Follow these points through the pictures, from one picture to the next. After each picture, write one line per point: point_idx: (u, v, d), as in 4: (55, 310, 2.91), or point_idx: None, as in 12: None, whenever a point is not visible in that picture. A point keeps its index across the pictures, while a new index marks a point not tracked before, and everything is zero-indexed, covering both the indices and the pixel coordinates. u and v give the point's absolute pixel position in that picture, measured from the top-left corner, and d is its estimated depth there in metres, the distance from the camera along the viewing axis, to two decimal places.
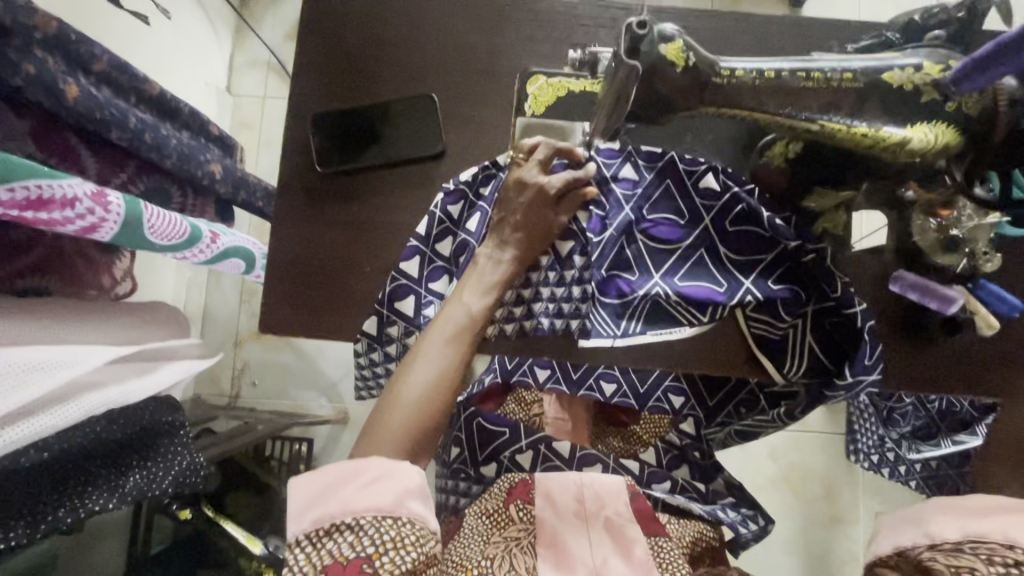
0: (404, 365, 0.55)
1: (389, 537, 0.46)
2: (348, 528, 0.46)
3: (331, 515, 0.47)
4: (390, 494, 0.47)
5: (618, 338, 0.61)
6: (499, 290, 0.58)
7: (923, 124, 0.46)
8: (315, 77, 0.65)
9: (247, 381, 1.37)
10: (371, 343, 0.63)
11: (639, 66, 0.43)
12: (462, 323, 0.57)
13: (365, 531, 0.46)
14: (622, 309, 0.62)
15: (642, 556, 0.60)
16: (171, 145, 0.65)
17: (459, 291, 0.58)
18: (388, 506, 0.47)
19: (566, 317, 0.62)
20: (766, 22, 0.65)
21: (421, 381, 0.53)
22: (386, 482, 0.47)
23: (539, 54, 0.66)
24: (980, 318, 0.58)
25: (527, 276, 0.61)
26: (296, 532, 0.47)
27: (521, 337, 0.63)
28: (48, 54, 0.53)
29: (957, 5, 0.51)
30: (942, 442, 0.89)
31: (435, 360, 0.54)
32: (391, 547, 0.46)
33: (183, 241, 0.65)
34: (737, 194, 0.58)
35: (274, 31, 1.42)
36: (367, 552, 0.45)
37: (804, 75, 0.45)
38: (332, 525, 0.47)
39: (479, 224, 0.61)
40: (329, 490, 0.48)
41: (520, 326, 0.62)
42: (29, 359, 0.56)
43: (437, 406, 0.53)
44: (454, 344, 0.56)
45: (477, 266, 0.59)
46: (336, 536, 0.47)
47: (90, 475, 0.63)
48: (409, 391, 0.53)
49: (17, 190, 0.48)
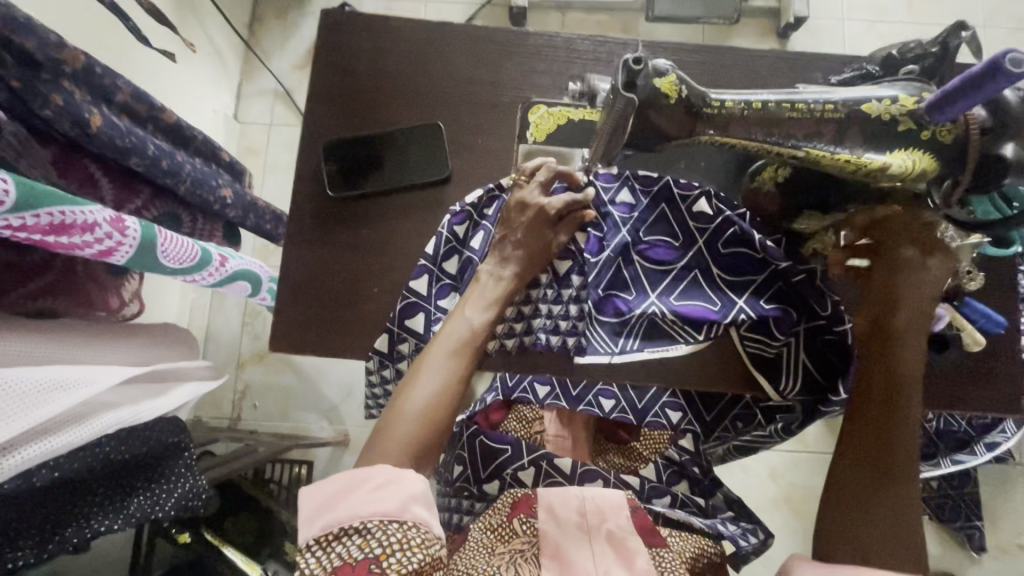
0: (406, 380, 0.56)
1: (395, 539, 0.47)
2: (355, 532, 0.47)
3: (340, 519, 0.48)
4: (396, 498, 0.48)
5: (616, 355, 0.63)
6: (500, 306, 0.60)
7: (902, 151, 0.48)
8: (328, 107, 0.68)
9: (248, 404, 1.38)
10: (384, 360, 0.65)
11: (636, 99, 0.46)
12: (463, 336, 0.58)
13: (373, 534, 0.47)
14: (620, 327, 0.64)
15: (644, 567, 0.61)
16: (186, 170, 0.67)
17: (461, 306, 0.60)
18: (395, 509, 0.48)
19: (562, 334, 0.64)
20: (753, 55, 0.69)
21: (426, 393, 0.55)
22: (390, 488, 0.49)
23: (540, 86, 0.69)
24: (968, 335, 0.60)
25: (527, 293, 0.64)
26: (306, 537, 0.48)
27: (522, 352, 0.65)
28: (75, 85, 0.55)
29: (930, 40, 0.55)
30: (942, 462, 1.04)
31: (437, 373, 0.56)
32: (398, 548, 0.47)
33: (194, 264, 0.67)
34: (730, 218, 0.61)
35: (283, 62, 1.48)
36: (375, 554, 0.46)
37: (788, 105, 0.48)
38: (340, 530, 0.48)
39: (482, 243, 0.64)
40: (335, 498, 0.49)
41: (521, 341, 0.64)
42: (50, 378, 0.59)
43: (439, 417, 0.54)
44: (456, 358, 0.57)
45: (479, 282, 0.61)
46: (344, 539, 0.48)
47: (95, 498, 0.64)
48: (413, 402, 0.54)
49: (42, 216, 0.50)
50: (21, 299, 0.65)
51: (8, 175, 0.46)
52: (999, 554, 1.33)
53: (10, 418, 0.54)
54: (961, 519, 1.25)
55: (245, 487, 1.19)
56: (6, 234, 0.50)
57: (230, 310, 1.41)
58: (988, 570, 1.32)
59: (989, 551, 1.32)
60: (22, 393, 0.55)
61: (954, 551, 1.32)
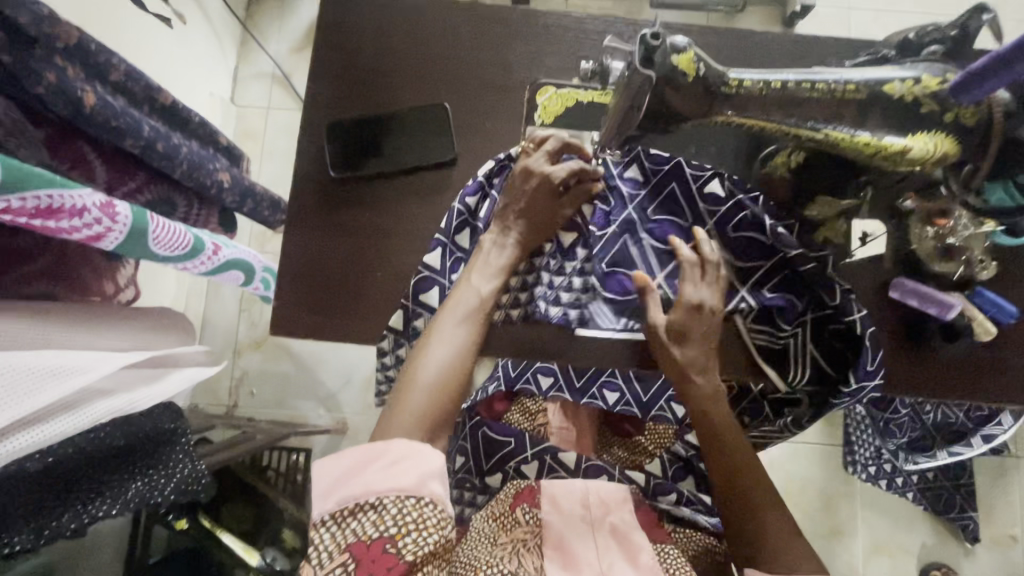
0: (418, 350, 0.56)
1: (412, 519, 0.46)
2: (371, 507, 0.46)
3: (354, 496, 0.47)
4: (411, 474, 0.47)
5: (619, 332, 0.63)
6: (506, 275, 0.60)
7: (923, 134, 0.47)
8: (329, 86, 0.67)
9: (246, 391, 1.37)
10: (399, 339, 0.64)
11: (654, 76, 0.44)
12: (474, 305, 0.59)
13: (388, 510, 0.46)
14: (623, 304, 0.63)
15: (649, 562, 0.61)
16: (183, 153, 0.64)
17: (468, 276, 0.60)
18: (410, 484, 0.47)
19: (566, 307, 0.63)
20: (765, 39, 0.68)
21: (439, 359, 0.55)
22: (408, 461, 0.48)
23: (549, 68, 0.68)
24: (980, 324, 0.61)
25: (531, 263, 0.63)
26: (321, 513, 0.47)
27: (527, 324, 0.64)
28: (67, 62, 0.52)
29: (951, 24, 0.54)
30: (937, 454, 1.05)
31: (449, 342, 0.57)
32: (414, 529, 0.46)
33: (183, 252, 0.63)
34: (741, 201, 0.61)
35: (280, 45, 1.45)
36: (390, 533, 0.45)
37: (808, 85, 0.46)
38: (356, 505, 0.47)
39: (488, 212, 0.64)
40: (351, 474, 0.48)
41: (525, 311, 0.63)
42: (48, 364, 0.57)
43: (453, 385, 0.55)
44: (467, 325, 0.58)
45: (482, 251, 0.61)
46: (359, 515, 0.47)
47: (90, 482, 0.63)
48: (426, 371, 0.54)
49: (28, 199, 0.45)
50: (15, 284, 0.63)
51: None
52: (993, 546, 1.33)
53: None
54: (955, 510, 1.27)
55: (242, 475, 1.18)
56: None
57: (227, 297, 1.39)
58: (982, 561, 1.33)
59: (983, 542, 1.33)
60: (15, 381, 0.54)
61: (948, 543, 1.33)
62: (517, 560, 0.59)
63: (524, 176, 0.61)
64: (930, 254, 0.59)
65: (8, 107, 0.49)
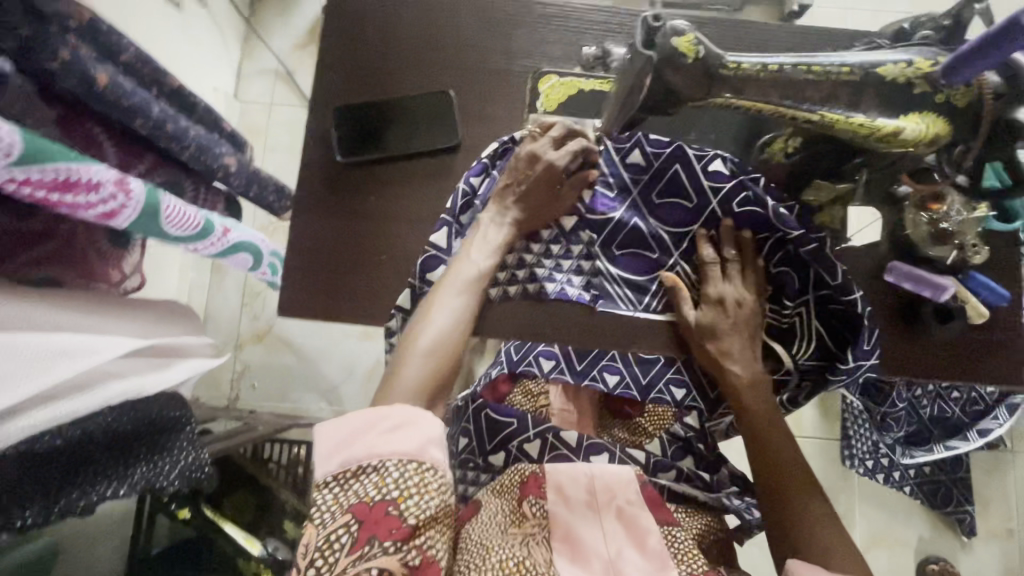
0: (416, 318, 0.57)
1: (413, 482, 0.47)
2: (373, 470, 0.47)
3: (358, 458, 0.48)
4: (413, 440, 0.48)
5: (640, 311, 0.67)
6: (503, 252, 0.62)
7: (915, 116, 0.48)
8: (336, 72, 0.68)
9: (247, 383, 1.38)
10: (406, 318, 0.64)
11: (655, 56, 0.45)
12: (473, 277, 0.60)
13: (390, 472, 0.47)
14: (643, 284, 0.67)
15: (656, 547, 0.62)
16: (190, 135, 0.65)
17: (466, 251, 0.61)
18: (412, 450, 0.48)
19: (588, 289, 0.66)
20: (762, 30, 0.69)
21: (439, 326, 0.57)
22: (411, 428, 0.48)
23: (551, 56, 0.69)
24: (972, 306, 0.62)
25: (528, 244, 0.65)
26: (324, 473, 0.48)
27: (526, 298, 0.66)
28: (80, 42, 0.53)
29: (943, 13, 0.55)
30: (934, 448, 1.09)
31: (447, 311, 0.58)
32: (415, 492, 0.47)
33: (196, 232, 0.65)
34: (743, 181, 0.61)
35: (284, 41, 1.47)
36: (392, 495, 0.46)
37: (805, 68, 0.48)
38: (358, 468, 0.48)
39: (487, 190, 0.65)
40: (355, 436, 0.48)
41: (524, 288, 0.66)
42: (54, 345, 0.58)
43: (451, 351, 0.56)
44: (465, 294, 0.59)
45: (481, 228, 0.62)
46: (362, 478, 0.47)
47: (95, 463, 0.63)
48: (425, 338, 0.55)
49: (48, 171, 0.47)
50: (24, 267, 0.61)
51: (15, 127, 0.44)
52: (989, 539, 1.34)
53: (3, 384, 0.53)
54: (952, 502, 1.28)
55: (244, 465, 1.19)
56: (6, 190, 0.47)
57: (229, 290, 1.40)
58: (978, 555, 1.34)
59: (979, 535, 1.34)
60: (25, 359, 0.55)
61: (944, 536, 1.34)
62: (526, 551, 0.59)
63: (531, 159, 0.62)
64: (922, 239, 0.60)
65: (23, 85, 0.50)
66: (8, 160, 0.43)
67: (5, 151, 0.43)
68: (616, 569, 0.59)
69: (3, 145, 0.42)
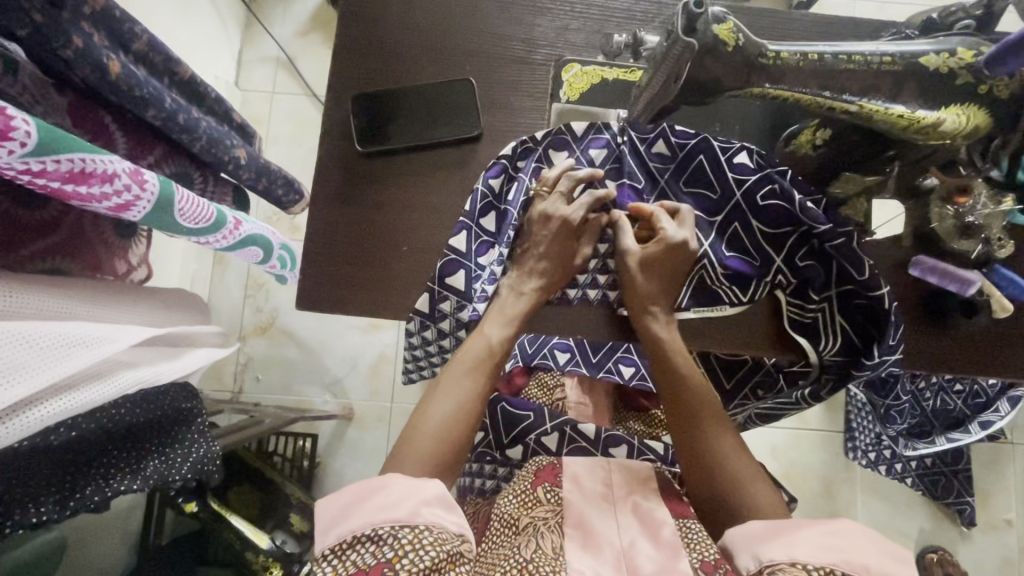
0: (424, 401, 0.58)
1: (407, 541, 0.45)
2: (369, 539, 0.46)
3: (353, 529, 0.46)
4: (405, 504, 0.47)
5: None
6: (519, 322, 0.62)
7: (956, 107, 0.48)
8: (353, 61, 0.66)
9: (251, 376, 1.36)
10: (424, 321, 0.64)
11: (695, 44, 0.44)
12: (480, 355, 0.60)
13: (385, 540, 0.45)
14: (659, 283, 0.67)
15: (671, 537, 0.55)
16: (201, 126, 0.63)
17: (481, 325, 0.62)
18: (404, 515, 0.47)
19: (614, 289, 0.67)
20: (786, 20, 0.68)
21: (442, 413, 0.56)
22: (401, 495, 0.48)
23: (573, 45, 0.68)
24: (996, 300, 0.61)
25: (565, 290, 0.67)
26: (322, 547, 0.47)
27: (564, 305, 0.67)
28: (93, 29, 0.51)
29: (975, 3, 0.55)
30: (936, 439, 1.07)
31: (454, 395, 0.58)
32: (409, 549, 0.44)
33: (210, 225, 0.63)
34: (769, 174, 0.60)
35: (285, 28, 1.44)
36: (387, 557, 0.44)
37: (845, 58, 0.47)
38: (354, 537, 0.46)
39: (518, 195, 0.64)
40: (351, 508, 0.48)
41: (564, 293, 0.67)
42: (68, 333, 0.52)
43: (456, 437, 0.56)
44: (473, 376, 0.59)
45: (499, 297, 0.63)
46: (359, 547, 0.46)
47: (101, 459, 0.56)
48: (430, 424, 0.56)
49: (62, 162, 0.45)
50: (26, 261, 0.57)
51: (28, 115, 0.42)
52: (988, 530, 1.36)
53: (15, 373, 0.47)
54: (953, 496, 1.28)
55: (249, 459, 1.17)
56: (19, 181, 0.45)
57: (231, 283, 1.38)
58: (977, 545, 1.36)
59: (978, 526, 1.36)
60: (44, 347, 0.49)
61: (945, 527, 1.36)
62: (534, 544, 0.54)
63: (557, 178, 0.63)
64: (948, 233, 0.59)
65: (35, 74, 0.48)
66: (22, 151, 0.41)
67: (21, 141, 0.41)
68: (627, 560, 0.55)
69: (19, 134, 0.40)
